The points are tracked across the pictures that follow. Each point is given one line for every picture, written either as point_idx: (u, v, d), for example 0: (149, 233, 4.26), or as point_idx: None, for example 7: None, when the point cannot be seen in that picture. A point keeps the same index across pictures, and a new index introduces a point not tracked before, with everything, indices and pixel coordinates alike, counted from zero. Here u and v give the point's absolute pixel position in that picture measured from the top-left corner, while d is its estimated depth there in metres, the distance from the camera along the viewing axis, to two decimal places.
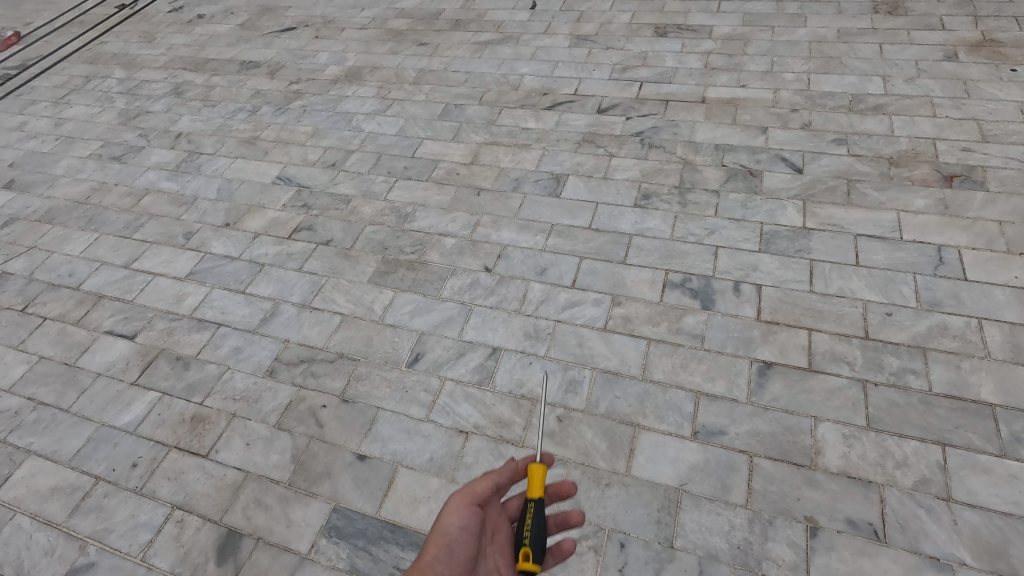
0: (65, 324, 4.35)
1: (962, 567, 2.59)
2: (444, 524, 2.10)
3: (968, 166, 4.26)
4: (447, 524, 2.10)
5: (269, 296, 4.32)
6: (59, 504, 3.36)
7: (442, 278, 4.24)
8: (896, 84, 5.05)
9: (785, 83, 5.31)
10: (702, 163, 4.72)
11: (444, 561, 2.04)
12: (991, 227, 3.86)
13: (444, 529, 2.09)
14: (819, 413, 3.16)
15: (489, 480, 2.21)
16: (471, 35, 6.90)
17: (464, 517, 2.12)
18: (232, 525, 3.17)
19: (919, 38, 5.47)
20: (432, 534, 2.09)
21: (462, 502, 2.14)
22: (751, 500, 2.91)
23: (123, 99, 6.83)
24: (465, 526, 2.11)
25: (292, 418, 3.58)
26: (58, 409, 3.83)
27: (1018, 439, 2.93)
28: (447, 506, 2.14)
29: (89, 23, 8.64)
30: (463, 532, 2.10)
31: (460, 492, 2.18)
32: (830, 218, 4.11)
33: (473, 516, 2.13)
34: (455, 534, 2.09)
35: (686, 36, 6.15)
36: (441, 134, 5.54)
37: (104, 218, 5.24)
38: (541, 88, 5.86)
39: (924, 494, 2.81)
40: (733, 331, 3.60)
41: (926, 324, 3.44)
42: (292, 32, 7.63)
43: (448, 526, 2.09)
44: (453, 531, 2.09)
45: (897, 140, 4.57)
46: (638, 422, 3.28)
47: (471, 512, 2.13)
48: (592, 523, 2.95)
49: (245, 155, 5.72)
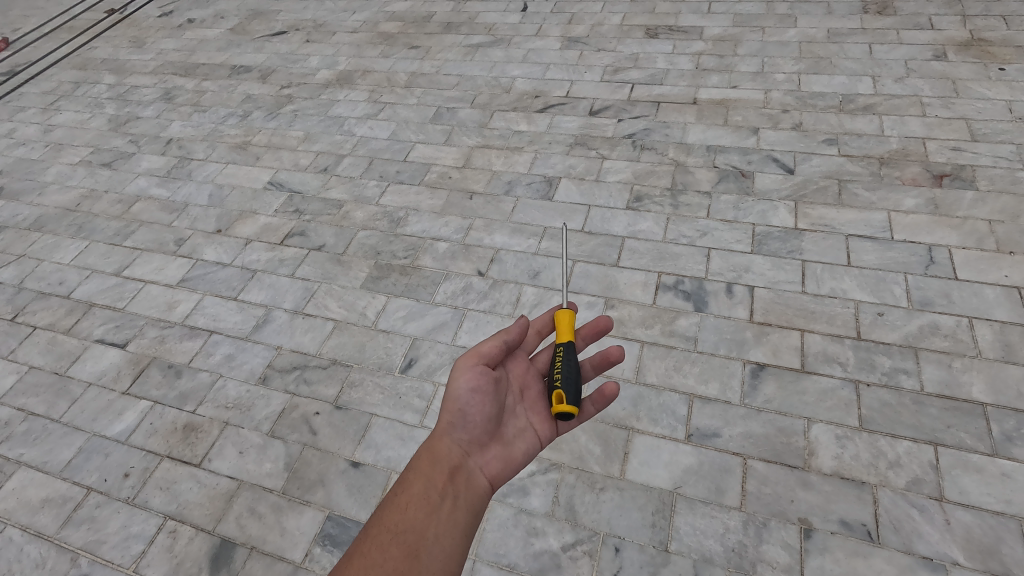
0: (55, 333, 4.32)
1: (955, 567, 2.60)
2: (454, 392, 2.02)
3: (958, 165, 4.28)
4: (456, 390, 2.03)
5: (261, 303, 4.30)
6: (50, 515, 3.33)
7: (435, 282, 4.23)
8: (885, 84, 5.08)
9: (776, 84, 5.32)
10: (694, 165, 4.72)
11: (461, 427, 1.99)
12: (981, 226, 3.87)
13: (454, 395, 2.02)
14: (812, 414, 3.17)
15: (496, 341, 2.16)
16: (463, 37, 6.90)
17: (473, 381, 2.04)
18: (225, 535, 3.15)
19: (908, 38, 5.50)
20: (447, 405, 2.02)
21: (470, 367, 2.07)
22: (745, 502, 2.91)
23: (112, 105, 6.79)
24: (475, 388, 2.03)
25: (285, 426, 3.57)
26: (49, 419, 3.80)
27: (1009, 438, 2.94)
28: (455, 371, 2.06)
29: (78, 29, 8.59)
30: (474, 395, 2.03)
31: (467, 356, 2.11)
32: (822, 219, 4.13)
33: (483, 376, 2.07)
34: (466, 398, 2.02)
35: (677, 37, 6.16)
36: (433, 137, 5.53)
37: (95, 225, 5.20)
38: (533, 90, 5.85)
39: (916, 495, 2.82)
40: (726, 332, 3.60)
41: (917, 323, 3.46)
42: (283, 36, 7.61)
43: (459, 391, 2.02)
44: (463, 395, 2.02)
45: (887, 140, 4.59)
46: (632, 425, 3.28)
47: (479, 374, 2.06)
48: (587, 527, 2.94)
49: (236, 160, 5.69)
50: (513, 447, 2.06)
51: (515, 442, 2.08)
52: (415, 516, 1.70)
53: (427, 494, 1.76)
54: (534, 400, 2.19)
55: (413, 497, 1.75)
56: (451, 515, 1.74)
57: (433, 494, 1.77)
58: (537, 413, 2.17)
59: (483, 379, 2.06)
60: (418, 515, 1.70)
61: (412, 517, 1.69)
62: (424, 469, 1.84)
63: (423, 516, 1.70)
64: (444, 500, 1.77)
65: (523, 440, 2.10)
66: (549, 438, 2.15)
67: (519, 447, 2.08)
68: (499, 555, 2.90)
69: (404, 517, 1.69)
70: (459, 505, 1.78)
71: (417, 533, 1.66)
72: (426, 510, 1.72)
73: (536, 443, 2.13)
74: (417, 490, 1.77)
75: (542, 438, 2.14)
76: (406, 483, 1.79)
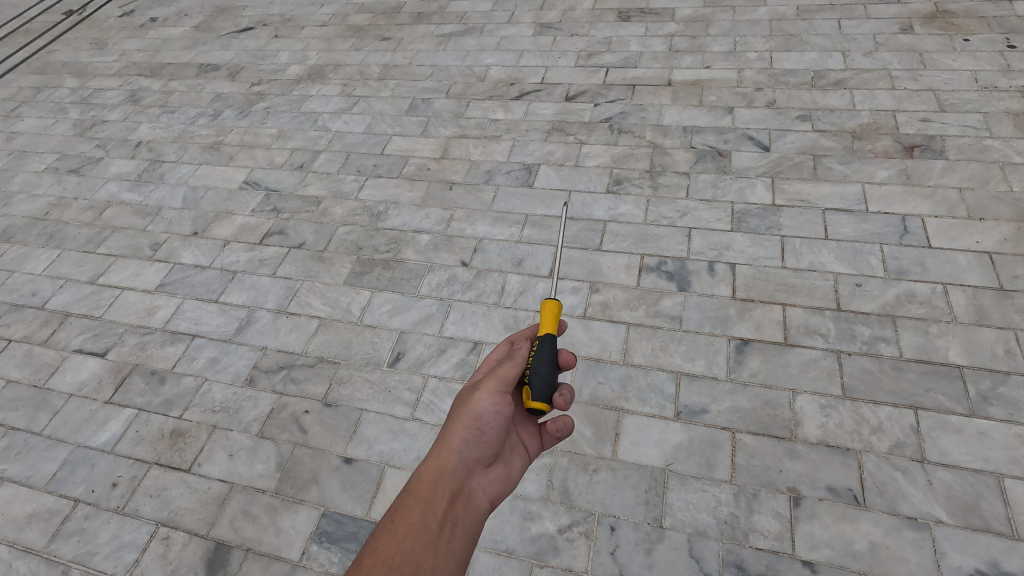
0: (31, 346, 4.21)
1: (938, 525, 2.69)
2: (474, 410, 1.89)
3: (927, 136, 4.36)
4: (478, 409, 1.90)
5: (243, 304, 4.25)
6: (37, 530, 3.27)
7: (419, 274, 4.21)
8: (855, 58, 5.14)
9: (748, 62, 5.36)
10: (671, 146, 4.75)
11: (474, 444, 1.87)
12: (951, 195, 3.96)
13: (475, 415, 1.89)
14: (796, 386, 3.23)
15: (516, 362, 2.01)
16: (434, 27, 6.83)
17: (498, 404, 1.93)
18: (219, 538, 3.13)
19: (875, 12, 5.57)
20: (461, 420, 1.88)
21: (498, 388, 1.95)
22: (735, 475, 2.97)
23: (76, 109, 6.59)
24: (499, 412, 1.92)
25: (274, 426, 3.54)
26: (30, 433, 3.72)
27: (985, 398, 3.04)
28: (477, 389, 1.93)
29: (34, 32, 8.31)
30: (496, 418, 1.92)
31: (492, 376, 1.98)
32: (799, 194, 4.18)
33: (506, 398, 1.95)
34: (486, 418, 1.91)
35: (649, 19, 6.17)
36: (409, 129, 5.48)
37: (66, 233, 5.08)
38: (508, 78, 5.82)
39: (899, 458, 2.90)
40: (710, 310, 3.65)
41: (894, 292, 3.53)
42: (250, 33, 7.44)
43: (481, 411, 1.89)
44: (485, 416, 1.90)
45: (858, 113, 4.66)
46: (621, 406, 3.31)
47: (505, 398, 1.94)
48: (582, 509, 2.98)
49: (209, 161, 5.59)
50: (512, 466, 1.96)
51: (513, 460, 1.99)
52: (413, 546, 1.52)
53: (427, 521, 1.59)
54: (522, 413, 2.11)
55: (412, 525, 1.57)
56: (451, 544, 1.57)
57: (433, 521, 1.60)
58: (526, 429, 2.11)
59: (505, 401, 1.94)
60: (415, 545, 1.52)
61: (409, 548, 1.51)
62: (424, 491, 1.67)
63: (423, 544, 1.53)
64: (443, 529, 1.60)
65: (519, 457, 2.03)
66: (534, 452, 2.11)
67: (517, 464, 1.99)
68: (497, 541, 2.92)
69: (400, 547, 1.51)
70: (459, 532, 1.62)
71: (412, 564, 1.47)
72: (423, 540, 1.54)
73: (526, 459, 2.06)
74: (416, 516, 1.59)
75: (530, 452, 2.09)
76: (405, 507, 1.61)
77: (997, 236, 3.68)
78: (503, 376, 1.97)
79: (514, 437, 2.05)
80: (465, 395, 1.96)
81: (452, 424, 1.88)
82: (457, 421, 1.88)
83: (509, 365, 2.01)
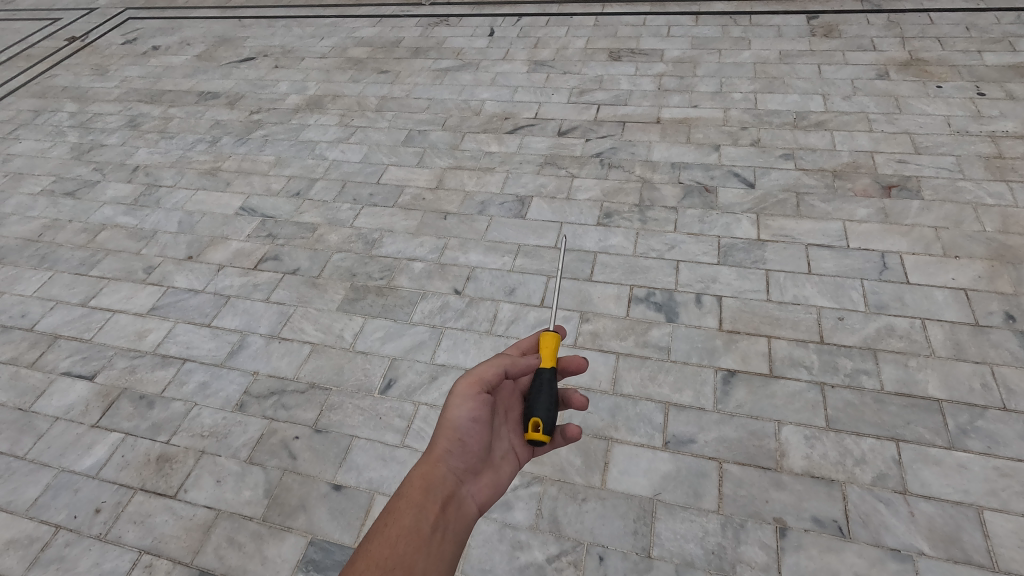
0: (18, 368, 4.18)
1: (921, 556, 2.72)
2: (454, 420, 1.92)
3: (904, 176, 4.55)
4: (456, 417, 1.93)
5: (236, 328, 4.26)
6: (15, 557, 3.20)
7: (412, 302, 4.26)
8: (835, 102, 5.38)
9: (733, 102, 5.59)
10: (660, 181, 4.90)
11: (459, 453, 1.90)
12: (928, 233, 4.12)
13: (454, 424, 1.92)
14: (782, 417, 3.30)
15: (497, 364, 2.04)
16: (431, 62, 7.05)
17: (473, 407, 1.95)
18: (204, 566, 3.08)
19: (853, 58, 5.86)
20: (444, 432, 1.90)
21: (471, 390, 1.97)
22: (723, 505, 2.99)
23: (75, 133, 6.67)
24: (476, 416, 1.95)
25: (264, 451, 3.53)
26: (13, 457, 3.67)
27: (964, 430, 3.12)
28: (452, 398, 1.96)
29: (36, 57, 8.45)
30: (474, 424, 1.95)
31: (465, 381, 1.99)
32: (783, 230, 4.33)
33: (481, 403, 1.97)
34: (465, 426, 1.93)
35: (639, 59, 6.42)
36: (405, 159, 5.61)
37: (59, 255, 5.09)
38: (503, 112, 6.01)
39: (882, 489, 2.95)
40: (697, 341, 3.73)
41: (874, 326, 3.64)
42: (251, 62, 7.63)
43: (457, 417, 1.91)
44: (463, 423, 1.93)
45: (839, 153, 4.86)
46: (611, 435, 3.35)
47: (479, 400, 1.97)
48: (571, 538, 2.98)
49: (206, 187, 5.66)
50: (501, 472, 1.97)
51: (502, 467, 1.99)
52: (405, 548, 1.55)
53: (418, 525, 1.63)
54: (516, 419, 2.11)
55: (404, 528, 1.59)
56: (441, 547, 1.61)
57: (425, 525, 1.64)
58: (518, 436, 2.08)
59: (481, 406, 1.97)
60: (407, 548, 1.55)
61: (402, 551, 1.54)
62: (415, 497, 1.71)
63: (415, 547, 1.57)
64: (434, 532, 1.64)
65: (508, 463, 2.02)
66: (525, 460, 2.09)
67: (506, 471, 2.00)
68: (486, 571, 2.91)
69: (392, 551, 1.53)
70: (449, 537, 1.66)
71: (404, 566, 1.50)
72: (415, 543, 1.58)
73: (516, 467, 2.05)
74: (407, 520, 1.62)
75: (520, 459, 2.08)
76: (398, 511, 1.65)
77: (972, 273, 3.83)
78: (473, 378, 1.99)
79: (505, 444, 2.05)
80: (445, 406, 1.99)
81: (439, 437, 1.90)
82: (443, 433, 1.91)
83: (487, 366, 2.03)
